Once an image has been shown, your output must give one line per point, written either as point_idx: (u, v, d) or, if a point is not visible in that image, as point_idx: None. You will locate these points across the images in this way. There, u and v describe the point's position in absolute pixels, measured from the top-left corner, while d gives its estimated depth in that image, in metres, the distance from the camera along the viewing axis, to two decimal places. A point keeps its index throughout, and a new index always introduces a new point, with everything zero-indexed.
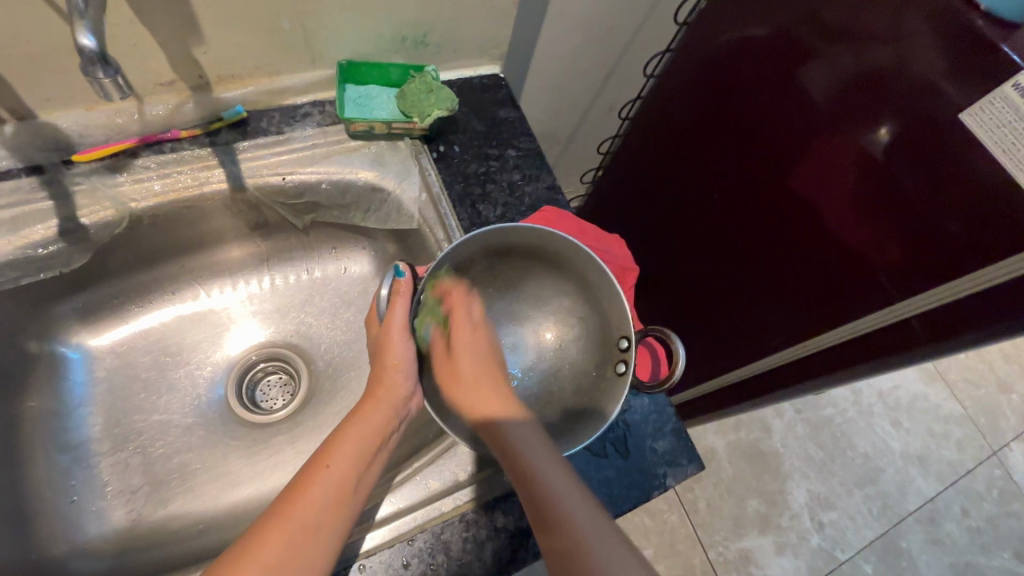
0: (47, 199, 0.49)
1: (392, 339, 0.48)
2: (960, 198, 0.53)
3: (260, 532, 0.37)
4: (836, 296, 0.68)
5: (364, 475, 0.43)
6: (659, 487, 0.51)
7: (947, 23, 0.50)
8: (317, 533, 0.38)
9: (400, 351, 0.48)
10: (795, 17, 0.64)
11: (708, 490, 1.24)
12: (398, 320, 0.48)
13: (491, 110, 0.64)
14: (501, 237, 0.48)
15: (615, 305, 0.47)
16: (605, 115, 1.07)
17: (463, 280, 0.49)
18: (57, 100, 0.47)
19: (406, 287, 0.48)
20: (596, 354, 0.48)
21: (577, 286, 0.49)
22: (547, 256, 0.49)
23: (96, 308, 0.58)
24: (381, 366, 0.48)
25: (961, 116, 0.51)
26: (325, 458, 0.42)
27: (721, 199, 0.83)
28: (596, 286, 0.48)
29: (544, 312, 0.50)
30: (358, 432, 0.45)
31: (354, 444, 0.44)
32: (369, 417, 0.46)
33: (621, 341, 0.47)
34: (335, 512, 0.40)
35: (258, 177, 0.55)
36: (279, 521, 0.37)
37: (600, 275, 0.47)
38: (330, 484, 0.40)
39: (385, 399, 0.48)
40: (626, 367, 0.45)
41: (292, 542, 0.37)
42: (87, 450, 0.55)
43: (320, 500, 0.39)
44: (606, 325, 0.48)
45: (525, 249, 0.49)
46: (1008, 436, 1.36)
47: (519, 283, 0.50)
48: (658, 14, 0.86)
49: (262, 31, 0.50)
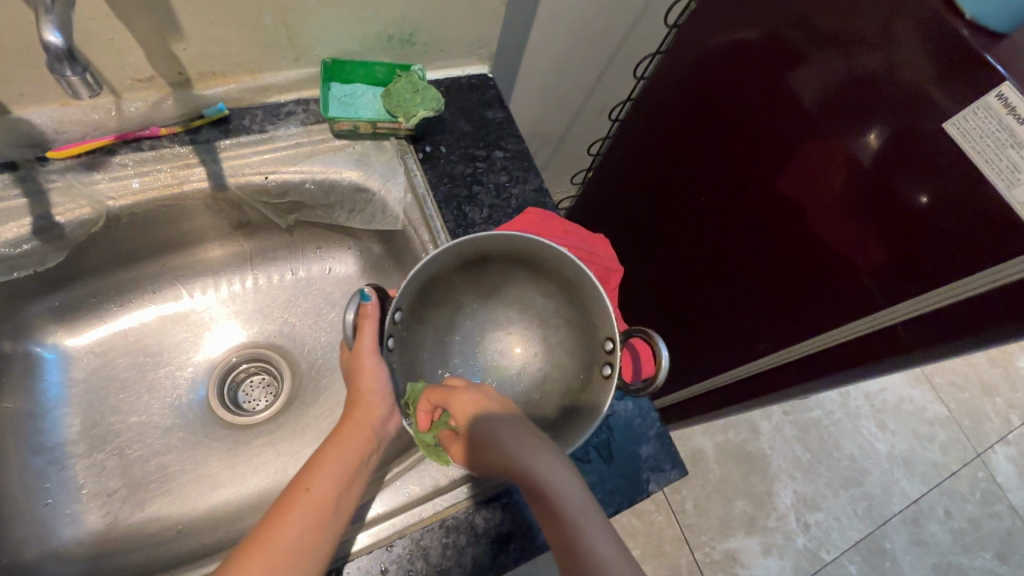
0: (21, 196, 0.48)
1: (363, 365, 0.46)
2: (945, 205, 0.53)
3: (240, 559, 0.37)
4: (821, 301, 0.68)
5: (347, 493, 0.43)
6: (641, 491, 0.51)
7: (934, 32, 0.50)
8: (299, 558, 0.38)
9: (370, 375, 0.47)
10: (786, 21, 0.64)
11: (696, 491, 1.25)
12: (368, 345, 0.46)
13: (479, 111, 0.64)
14: (475, 247, 0.46)
15: (598, 308, 0.46)
16: (596, 115, 1.07)
17: (443, 288, 0.49)
18: (31, 95, 0.46)
19: (374, 312, 0.46)
20: (583, 356, 0.48)
21: (558, 289, 0.49)
22: (526, 260, 0.48)
23: (73, 308, 0.57)
24: (356, 389, 0.47)
25: (945, 124, 0.51)
26: (306, 480, 0.41)
27: (710, 202, 0.83)
28: (578, 289, 0.47)
29: (529, 317, 0.50)
30: (339, 451, 0.44)
31: (335, 464, 0.43)
32: (350, 438, 0.45)
33: (606, 343, 0.46)
34: (315, 535, 0.39)
35: (239, 176, 0.54)
36: (259, 547, 0.37)
37: (581, 278, 0.46)
38: (311, 506, 0.40)
39: (364, 420, 0.47)
40: (611, 369, 0.46)
41: (273, 568, 0.36)
42: (63, 452, 0.54)
43: (301, 522, 0.39)
44: (590, 327, 0.48)
45: (502, 256, 0.48)
46: (992, 439, 1.37)
47: (503, 288, 0.50)
48: (649, 15, 0.86)
49: (244, 28, 0.49)
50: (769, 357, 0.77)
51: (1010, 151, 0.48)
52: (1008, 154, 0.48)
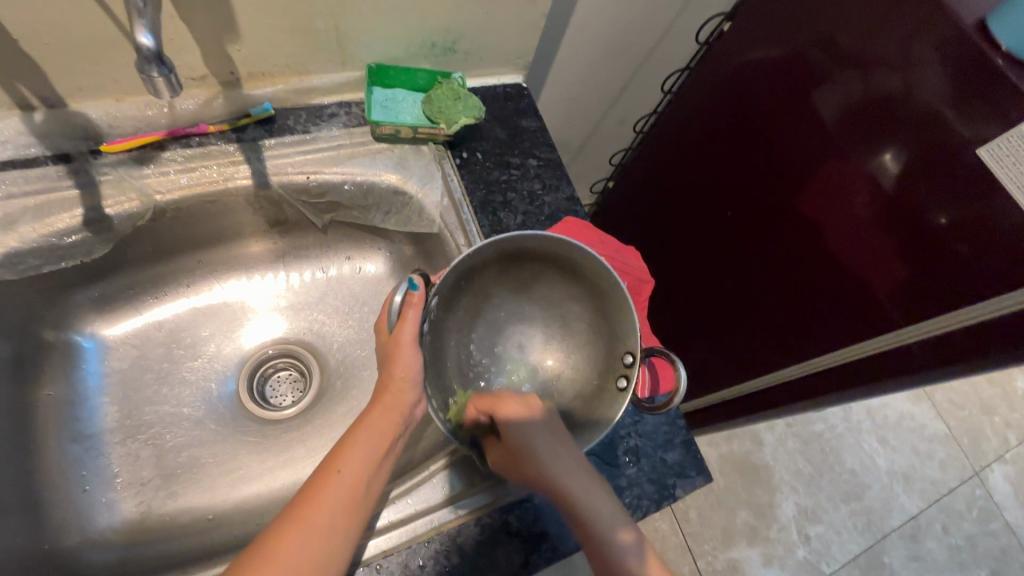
0: (73, 187, 0.49)
1: (399, 352, 0.46)
2: (968, 234, 0.54)
3: (277, 534, 0.37)
4: (837, 318, 0.70)
5: (377, 473, 0.43)
6: (669, 497, 0.52)
7: (968, 60, 0.51)
8: (332, 535, 0.38)
9: (407, 363, 0.46)
10: (811, 40, 0.66)
11: (700, 500, 1.26)
12: (407, 334, 0.46)
13: (513, 119, 0.65)
14: (515, 243, 0.47)
15: (625, 318, 0.46)
16: (616, 126, 1.08)
17: (477, 281, 0.49)
18: (88, 89, 0.47)
19: (420, 300, 0.46)
20: (601, 364, 0.48)
21: (588, 295, 0.49)
22: (561, 262, 0.48)
23: (112, 298, 0.58)
24: (388, 376, 0.46)
25: (978, 149, 0.52)
26: (336, 462, 0.42)
27: (731, 215, 0.84)
28: (607, 297, 0.47)
29: (552, 316, 0.50)
30: (369, 434, 0.44)
31: (365, 446, 0.43)
32: (380, 421, 0.45)
33: (626, 356, 0.46)
34: (347, 513, 0.40)
35: (282, 174, 0.55)
36: (293, 523, 0.38)
37: (613, 285, 0.46)
38: (343, 486, 0.40)
39: (395, 403, 0.46)
40: (627, 382, 0.45)
41: (309, 544, 0.37)
42: (99, 440, 0.55)
43: (334, 500, 0.40)
44: (614, 337, 0.48)
45: (540, 254, 0.48)
46: (989, 457, 1.39)
47: (532, 285, 0.50)
48: (675, 31, 0.88)
49: (297, 31, 0.50)
50: (782, 371, 0.79)
51: None
52: None
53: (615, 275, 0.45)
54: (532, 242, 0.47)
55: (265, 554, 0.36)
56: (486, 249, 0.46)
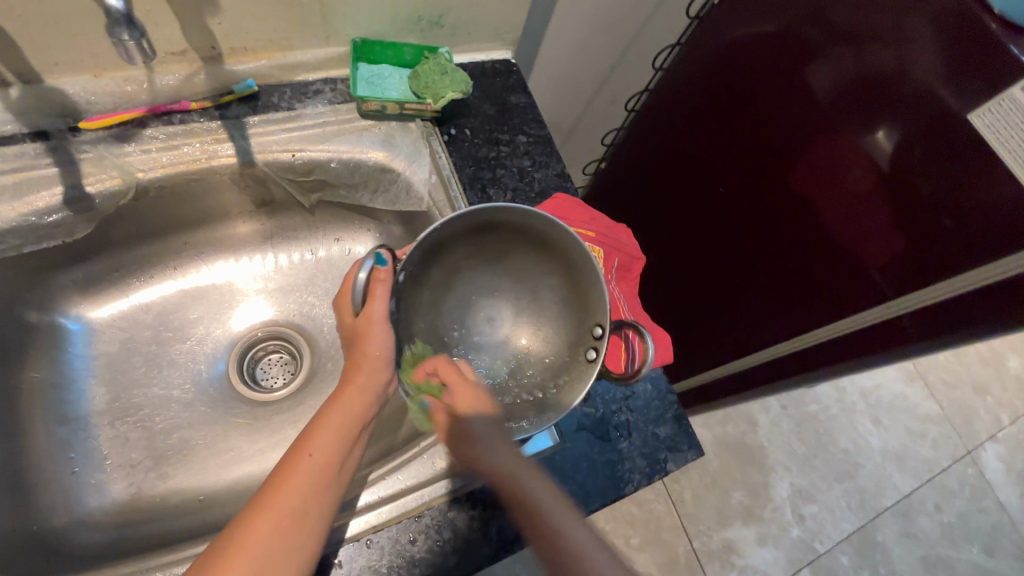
0: (53, 165, 0.49)
1: (371, 333, 0.45)
2: (958, 204, 0.54)
3: (246, 523, 0.37)
4: (830, 293, 0.70)
5: (349, 455, 0.43)
6: (660, 471, 0.52)
7: (959, 27, 0.50)
8: (303, 521, 0.38)
9: (379, 342, 0.45)
10: (802, 16, 0.65)
11: (695, 481, 1.27)
12: (379, 313, 0.45)
13: (502, 96, 0.64)
14: (489, 214, 0.46)
15: (596, 290, 0.46)
16: (608, 107, 1.07)
17: (446, 253, 0.47)
18: (65, 64, 0.46)
19: (387, 277, 0.44)
20: (570, 338, 0.47)
21: (558, 269, 0.48)
22: (530, 235, 0.48)
23: (97, 280, 0.57)
24: (360, 357, 0.45)
25: (969, 116, 0.52)
26: (307, 446, 0.41)
27: (723, 193, 0.84)
28: (579, 271, 0.47)
29: (523, 290, 0.49)
30: (340, 418, 0.44)
31: (336, 430, 0.43)
32: (349, 403, 0.45)
33: (595, 329, 0.46)
34: (318, 498, 0.39)
35: (267, 152, 0.55)
36: (261, 512, 0.37)
37: (586, 258, 0.46)
38: (313, 471, 0.40)
39: (366, 384, 0.46)
40: (596, 354, 0.45)
41: (279, 531, 0.37)
42: (87, 423, 0.54)
43: (304, 486, 0.39)
44: (583, 311, 0.47)
45: (510, 226, 0.47)
46: (981, 436, 1.40)
47: (502, 258, 0.49)
48: (667, 7, 0.86)
49: (279, 4, 0.49)
50: (776, 347, 0.79)
51: None
52: None
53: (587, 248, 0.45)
54: (503, 213, 0.46)
55: (234, 544, 0.36)
56: (458, 221, 0.45)
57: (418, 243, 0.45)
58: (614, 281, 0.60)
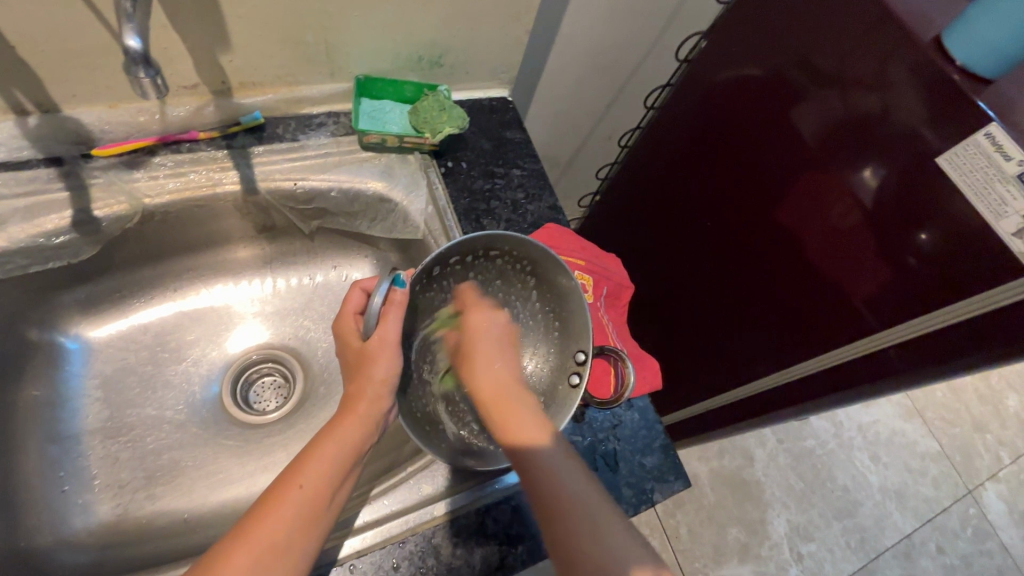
0: (64, 189, 0.51)
1: (380, 355, 0.44)
2: (933, 240, 0.56)
3: (227, 556, 0.36)
4: (817, 327, 0.71)
5: (341, 488, 0.41)
6: (647, 501, 0.52)
7: (925, 75, 0.53)
8: (285, 559, 0.37)
9: (387, 367, 0.45)
10: (788, 61, 0.68)
11: (690, 516, 1.25)
12: (392, 335, 0.45)
13: (499, 131, 0.67)
14: (476, 245, 0.48)
15: (576, 315, 0.49)
16: (603, 143, 1.11)
17: (432, 283, 0.49)
18: (83, 96, 0.49)
19: (402, 298, 0.45)
20: (554, 363, 0.50)
21: (541, 297, 0.51)
22: (514, 265, 0.51)
23: (99, 300, 0.58)
24: (364, 381, 0.44)
25: (938, 160, 0.54)
26: (298, 476, 0.40)
27: (713, 227, 0.86)
28: (562, 299, 0.50)
29: (505, 320, 0.52)
30: (335, 448, 0.42)
31: (329, 459, 0.41)
32: (347, 434, 0.43)
33: (579, 354, 0.48)
34: (304, 535, 0.38)
35: (270, 180, 0.57)
36: (243, 544, 0.36)
37: (566, 286, 0.48)
38: (302, 505, 0.38)
39: (367, 411, 0.44)
40: (579, 378, 0.47)
41: (260, 567, 0.36)
42: (77, 441, 0.55)
43: (290, 520, 0.38)
44: (564, 335, 0.50)
45: (496, 260, 0.50)
46: (982, 475, 1.38)
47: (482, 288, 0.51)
48: (659, 50, 0.91)
49: (286, 42, 0.52)
50: (765, 379, 0.80)
51: (998, 186, 0.50)
52: (997, 189, 0.50)
53: (569, 275, 0.48)
54: (494, 242, 0.49)
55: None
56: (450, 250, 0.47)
57: (426, 264, 0.47)
58: (602, 308, 0.62)
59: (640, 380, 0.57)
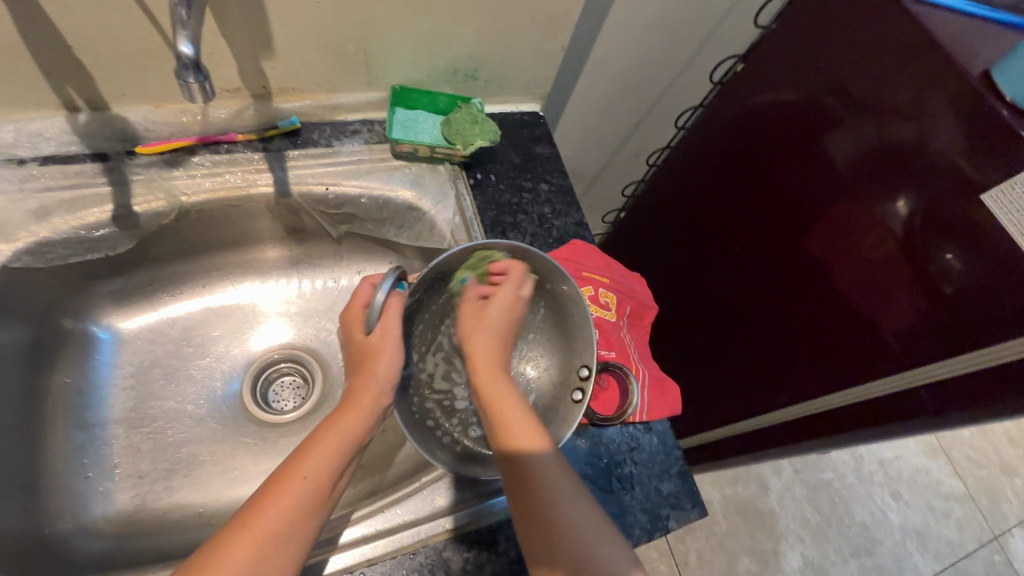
0: (107, 184, 0.52)
1: (382, 349, 0.44)
2: (972, 274, 0.54)
3: (227, 541, 0.35)
4: (844, 358, 0.69)
5: (341, 478, 0.41)
6: (662, 528, 0.51)
7: (971, 107, 0.52)
8: (285, 546, 0.36)
9: (391, 359, 0.45)
10: (822, 87, 0.67)
11: (701, 542, 1.22)
12: (393, 329, 0.45)
13: (528, 145, 0.68)
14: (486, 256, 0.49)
15: (581, 331, 0.49)
16: (631, 159, 1.11)
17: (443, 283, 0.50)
18: (130, 96, 0.51)
19: (398, 304, 0.45)
20: (558, 377, 0.50)
21: (551, 310, 0.51)
22: None
23: (132, 292, 0.60)
24: (368, 377, 0.44)
25: (984, 195, 0.52)
26: (300, 468, 0.39)
27: (741, 249, 0.84)
28: (570, 318, 0.50)
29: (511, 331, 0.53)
30: (337, 439, 0.41)
31: (331, 450, 0.41)
32: (350, 428, 0.42)
33: (582, 370, 0.48)
34: (303, 524, 0.37)
35: (303, 184, 0.58)
36: (245, 529, 0.35)
37: (578, 304, 0.48)
38: (303, 495, 0.38)
39: (369, 408, 0.44)
40: (581, 395, 0.46)
41: (261, 553, 0.35)
42: (102, 429, 0.56)
43: (291, 510, 0.37)
44: (570, 350, 0.50)
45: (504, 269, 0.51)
46: (1010, 521, 1.32)
47: None
48: (692, 70, 0.91)
49: (327, 50, 0.53)
50: (788, 410, 0.77)
51: None
52: None
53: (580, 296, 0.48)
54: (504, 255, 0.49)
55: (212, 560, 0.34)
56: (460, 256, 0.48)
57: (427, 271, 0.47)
58: (625, 328, 0.61)
59: (660, 405, 0.56)
